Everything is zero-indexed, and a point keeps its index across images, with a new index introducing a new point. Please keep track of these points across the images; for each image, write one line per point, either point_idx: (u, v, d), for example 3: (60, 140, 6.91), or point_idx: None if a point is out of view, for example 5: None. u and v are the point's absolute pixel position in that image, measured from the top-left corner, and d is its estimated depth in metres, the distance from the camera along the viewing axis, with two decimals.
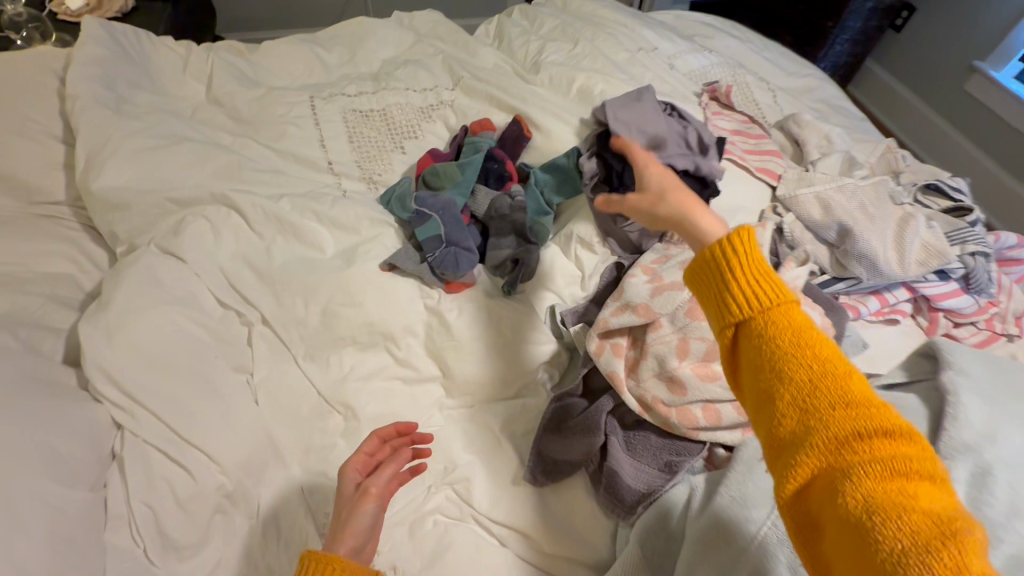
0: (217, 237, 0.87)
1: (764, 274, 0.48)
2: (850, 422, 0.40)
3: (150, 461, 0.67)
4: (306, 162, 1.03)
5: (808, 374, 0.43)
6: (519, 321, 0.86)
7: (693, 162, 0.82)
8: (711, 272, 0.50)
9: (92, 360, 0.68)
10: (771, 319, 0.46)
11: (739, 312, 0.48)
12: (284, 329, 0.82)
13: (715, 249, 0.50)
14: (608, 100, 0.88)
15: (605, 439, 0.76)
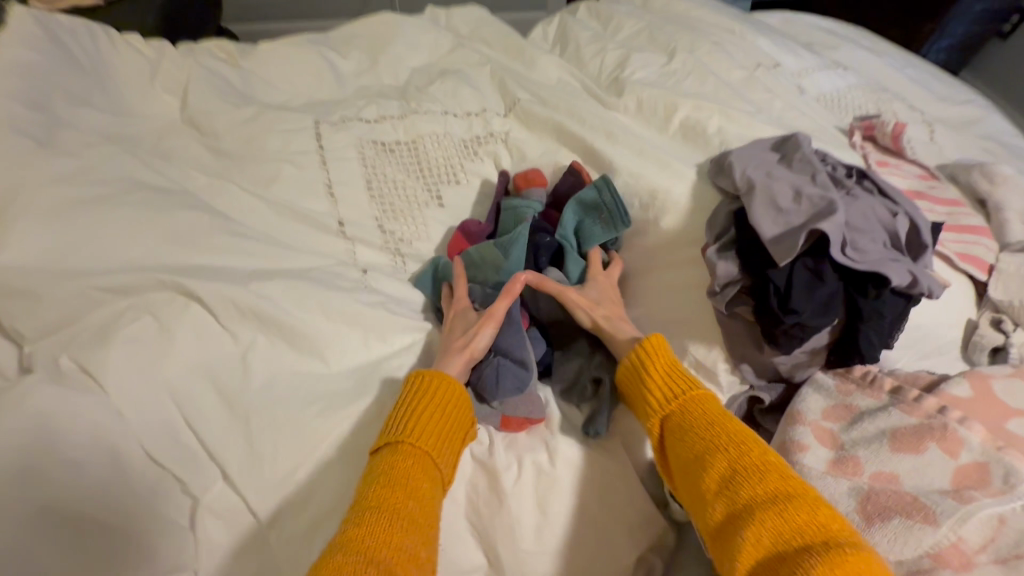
0: (163, 346, 0.58)
1: (670, 368, 0.56)
2: (760, 495, 0.44)
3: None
4: (304, 220, 0.74)
5: (724, 458, 0.47)
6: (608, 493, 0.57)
7: (907, 272, 0.51)
8: (634, 376, 0.58)
9: None
10: (683, 409, 0.53)
11: (658, 409, 0.54)
12: (253, 500, 0.54)
13: (630, 357, 0.58)
14: (751, 165, 0.59)
15: None
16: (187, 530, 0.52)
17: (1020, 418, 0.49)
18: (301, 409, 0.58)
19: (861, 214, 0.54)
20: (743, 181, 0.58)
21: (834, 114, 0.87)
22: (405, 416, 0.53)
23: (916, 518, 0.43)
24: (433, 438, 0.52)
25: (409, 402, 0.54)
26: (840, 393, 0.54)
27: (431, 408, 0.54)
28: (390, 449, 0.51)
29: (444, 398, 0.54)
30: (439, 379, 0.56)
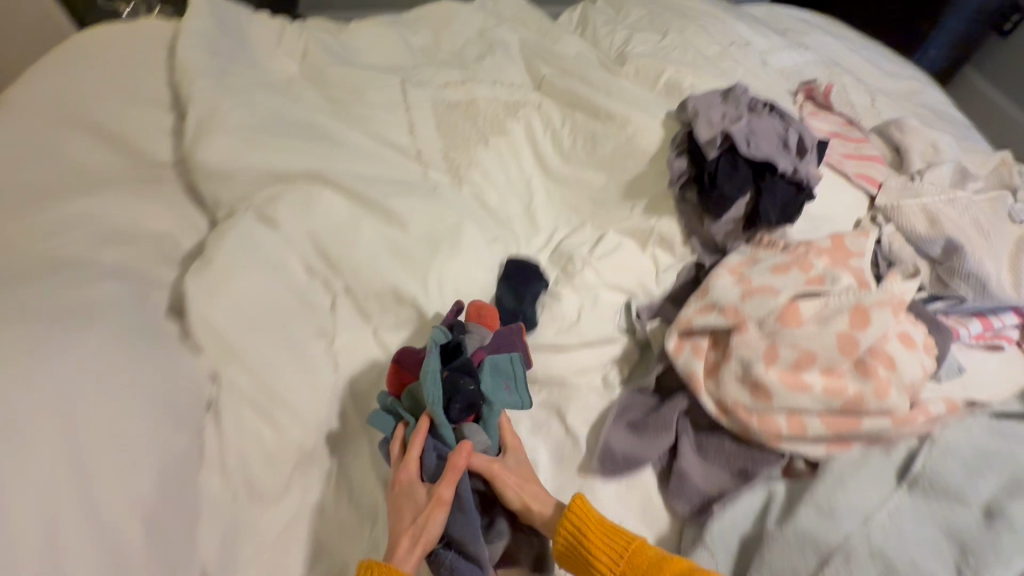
0: (308, 209, 0.89)
1: (602, 526, 0.66)
2: None
3: (244, 413, 0.70)
4: (390, 144, 1.06)
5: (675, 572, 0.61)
6: (594, 314, 0.86)
7: (791, 164, 0.78)
8: (574, 561, 0.67)
9: (196, 315, 0.71)
10: (630, 561, 0.63)
11: (608, 563, 0.64)
12: (365, 299, 0.84)
13: (563, 528, 0.66)
14: (700, 97, 0.86)
15: (675, 439, 0.76)
16: (326, 314, 0.84)
17: (857, 258, 0.76)
18: (391, 251, 0.88)
19: (767, 129, 0.82)
20: (693, 107, 0.86)
21: (787, 82, 1.14)
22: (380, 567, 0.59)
23: (767, 294, 0.73)
24: None
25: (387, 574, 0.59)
26: (750, 249, 0.83)
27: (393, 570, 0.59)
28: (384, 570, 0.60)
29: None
30: (394, 572, 0.59)
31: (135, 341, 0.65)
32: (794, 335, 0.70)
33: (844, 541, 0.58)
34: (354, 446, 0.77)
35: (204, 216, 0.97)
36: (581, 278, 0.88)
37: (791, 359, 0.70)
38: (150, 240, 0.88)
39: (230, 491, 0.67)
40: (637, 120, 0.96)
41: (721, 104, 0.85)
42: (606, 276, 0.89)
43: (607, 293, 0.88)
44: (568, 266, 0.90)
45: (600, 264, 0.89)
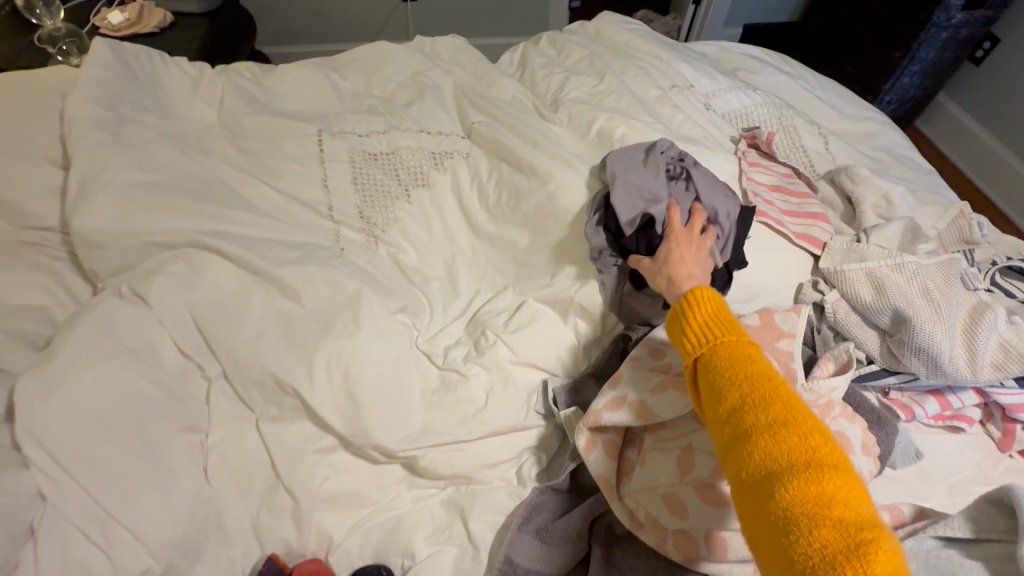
0: (189, 282, 0.80)
1: (712, 314, 0.57)
2: (761, 416, 0.46)
3: (72, 537, 0.60)
4: (300, 202, 0.98)
5: (763, 429, 0.45)
6: (506, 398, 0.76)
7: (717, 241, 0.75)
8: (679, 320, 0.59)
9: (24, 422, 0.62)
10: (717, 353, 0.53)
11: (692, 350, 0.55)
12: (244, 387, 0.75)
13: (682, 302, 0.60)
14: (614, 163, 0.80)
15: (588, 549, 0.69)
16: (201, 403, 0.75)
17: (788, 339, 0.68)
18: (278, 328, 0.78)
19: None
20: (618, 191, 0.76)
21: (731, 128, 1.07)
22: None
23: (679, 389, 0.65)
24: None
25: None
26: None
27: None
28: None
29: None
30: None
31: None
32: (709, 438, 0.61)
33: None
34: (218, 562, 0.68)
35: (89, 288, 0.90)
36: (492, 354, 0.79)
37: (709, 466, 0.59)
38: (13, 320, 0.80)
39: None
40: (559, 176, 0.89)
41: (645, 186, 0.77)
42: (521, 352, 0.79)
43: (520, 371, 0.79)
44: (481, 340, 0.82)
45: (514, 339, 0.79)
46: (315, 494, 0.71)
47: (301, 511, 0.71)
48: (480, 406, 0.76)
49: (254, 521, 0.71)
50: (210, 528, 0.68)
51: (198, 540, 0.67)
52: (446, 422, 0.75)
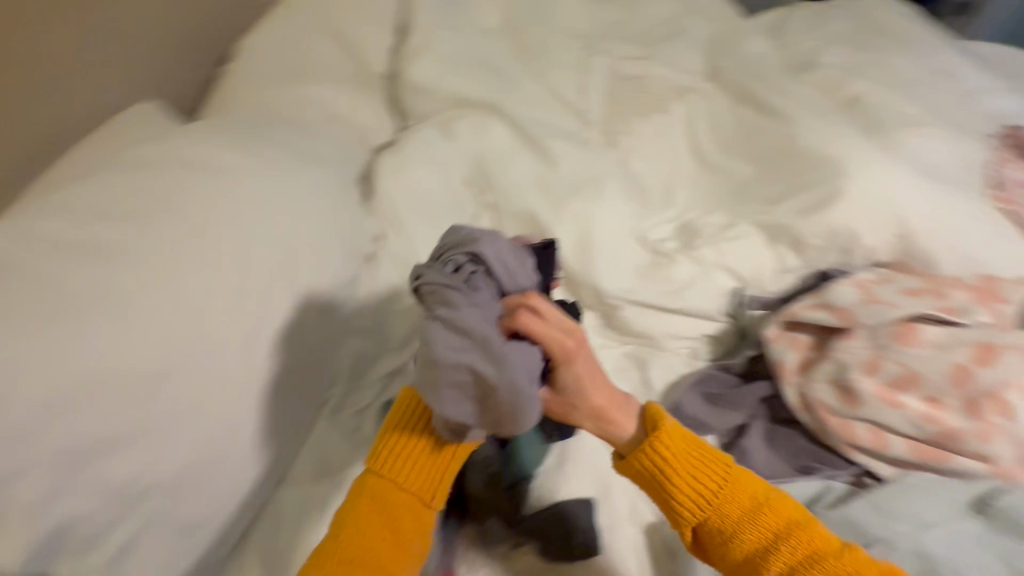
0: (480, 132, 1.03)
1: (693, 467, 0.59)
2: (790, 543, 0.56)
3: (397, 269, 0.87)
4: (559, 98, 1.16)
5: (787, 549, 0.56)
6: (704, 288, 0.90)
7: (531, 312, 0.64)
8: (648, 479, 0.60)
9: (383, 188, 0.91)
10: (720, 511, 0.58)
11: (694, 515, 0.59)
12: (503, 217, 0.98)
13: (638, 464, 0.60)
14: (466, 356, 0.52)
15: (745, 422, 0.80)
16: (469, 220, 0.99)
17: (1004, 303, 0.73)
18: (537, 182, 0.99)
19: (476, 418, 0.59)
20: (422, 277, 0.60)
21: (992, 123, 1.05)
22: (392, 442, 0.63)
23: (885, 305, 0.73)
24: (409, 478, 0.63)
25: (397, 420, 0.64)
26: (886, 271, 0.82)
27: (418, 428, 0.63)
28: (379, 476, 0.62)
29: (441, 421, 0.63)
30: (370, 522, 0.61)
31: (334, 186, 0.82)
32: (906, 351, 0.69)
33: None
34: None
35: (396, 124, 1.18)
36: (701, 252, 0.93)
37: (894, 374, 0.69)
38: (352, 129, 1.08)
39: (367, 324, 0.83)
40: (803, 123, 0.98)
41: (440, 279, 0.56)
42: (727, 257, 0.92)
43: (720, 273, 0.92)
44: (692, 240, 0.96)
45: (724, 245, 0.93)
46: None
47: None
48: (681, 287, 0.90)
49: None
50: None
51: None
52: (650, 290, 0.90)
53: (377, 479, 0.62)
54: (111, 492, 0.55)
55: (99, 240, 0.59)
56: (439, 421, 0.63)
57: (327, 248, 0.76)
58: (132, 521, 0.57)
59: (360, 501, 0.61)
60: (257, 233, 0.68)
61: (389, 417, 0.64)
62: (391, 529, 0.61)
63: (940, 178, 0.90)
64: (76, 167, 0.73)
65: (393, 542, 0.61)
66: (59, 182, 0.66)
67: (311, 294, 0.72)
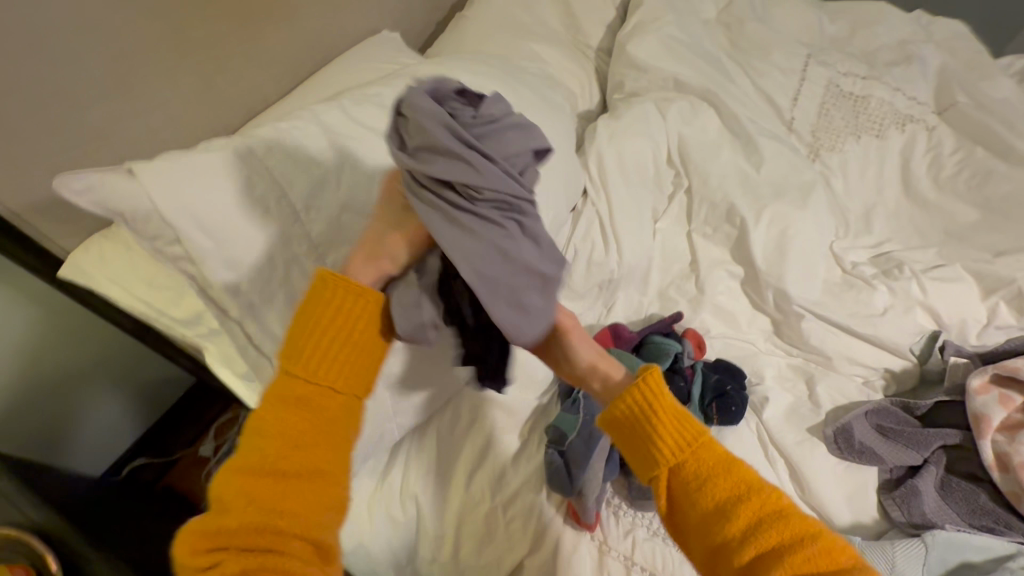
0: (691, 117, 1.05)
1: (678, 410, 0.49)
2: (761, 512, 0.44)
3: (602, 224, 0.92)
4: (769, 102, 1.11)
5: (746, 509, 0.45)
6: (900, 322, 0.87)
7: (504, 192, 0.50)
8: (627, 420, 0.51)
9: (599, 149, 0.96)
10: (697, 459, 0.48)
11: (666, 458, 0.48)
12: (698, 204, 1.00)
13: (626, 398, 0.50)
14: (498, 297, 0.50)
15: (921, 464, 0.76)
16: (663, 198, 1.02)
17: None
18: (740, 177, 0.99)
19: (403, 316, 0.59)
20: (420, 152, 0.49)
21: None
22: (308, 335, 0.50)
23: None
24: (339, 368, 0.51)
25: (307, 309, 0.51)
26: None
27: (344, 317, 0.51)
28: (299, 375, 0.49)
29: (366, 304, 0.52)
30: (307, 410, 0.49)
31: (564, 138, 0.88)
32: None
33: None
34: (635, 299, 0.94)
35: (598, 94, 1.22)
36: (904, 284, 0.90)
37: None
38: (564, 90, 1.13)
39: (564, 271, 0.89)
40: None
41: (506, 180, 0.50)
42: (931, 296, 0.88)
43: (921, 312, 0.88)
44: (894, 271, 0.92)
45: (929, 283, 0.89)
46: (711, 297, 0.94)
47: (699, 302, 0.93)
48: (875, 313, 0.88)
49: (662, 290, 0.97)
50: (641, 274, 0.95)
51: (636, 276, 0.94)
52: (838, 308, 0.89)
53: (296, 381, 0.49)
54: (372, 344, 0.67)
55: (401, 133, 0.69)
56: (360, 301, 0.52)
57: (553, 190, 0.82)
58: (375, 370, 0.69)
59: (277, 406, 0.48)
60: None
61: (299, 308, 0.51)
62: (318, 435, 0.48)
63: None
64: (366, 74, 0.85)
65: (329, 442, 0.49)
66: (360, 85, 0.79)
67: None
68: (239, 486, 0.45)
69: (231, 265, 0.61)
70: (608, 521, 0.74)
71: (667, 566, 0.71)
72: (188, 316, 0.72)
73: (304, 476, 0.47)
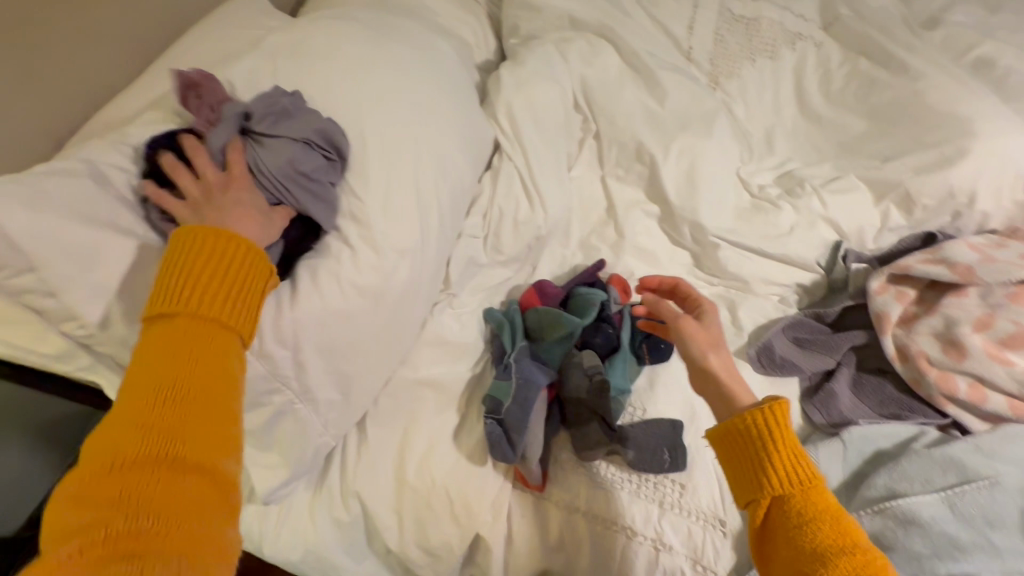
0: (590, 58, 1.01)
1: (798, 450, 0.51)
2: (857, 558, 0.46)
3: (514, 181, 0.88)
4: (666, 31, 1.09)
5: (844, 557, 0.46)
6: (807, 238, 0.90)
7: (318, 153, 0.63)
8: (741, 446, 0.53)
9: (501, 99, 0.90)
10: (804, 497, 0.50)
11: (774, 488, 0.51)
12: (608, 147, 0.97)
13: (749, 418, 0.53)
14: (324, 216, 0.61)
15: (836, 367, 0.81)
16: (573, 146, 0.99)
17: None
18: (645, 115, 0.97)
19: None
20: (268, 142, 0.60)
21: None
22: (190, 285, 0.44)
23: (1013, 266, 0.73)
24: (215, 300, 0.44)
25: (176, 247, 0.46)
26: (998, 238, 0.81)
27: (211, 256, 0.46)
28: (173, 318, 0.43)
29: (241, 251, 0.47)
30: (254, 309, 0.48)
31: (459, 91, 0.82)
32: (1018, 312, 0.71)
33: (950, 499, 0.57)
34: (559, 252, 0.92)
35: (495, 42, 1.15)
36: (806, 201, 0.93)
37: (1007, 332, 0.71)
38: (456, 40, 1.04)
39: (480, 236, 0.85)
40: (932, 79, 0.95)
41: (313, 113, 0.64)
42: (831, 208, 0.92)
43: (823, 225, 0.92)
44: (796, 189, 0.95)
45: (829, 196, 0.92)
46: (632, 240, 0.93)
47: (620, 246, 0.93)
48: (783, 233, 0.91)
49: (584, 240, 0.95)
50: (561, 227, 0.93)
51: (556, 229, 0.91)
52: (750, 233, 0.91)
53: (171, 326, 0.43)
54: (276, 361, 0.59)
55: (266, 116, 0.61)
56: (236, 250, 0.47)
57: (453, 151, 0.76)
58: (290, 389, 0.61)
59: (155, 353, 0.42)
60: (394, 128, 0.70)
61: (166, 252, 0.46)
62: (198, 388, 0.41)
63: None
64: (218, 43, 0.73)
65: (214, 396, 0.42)
66: (216, 61, 0.69)
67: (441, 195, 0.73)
68: (110, 442, 0.38)
69: (102, 292, 0.53)
70: (556, 475, 0.75)
71: (614, 511, 0.71)
72: (59, 350, 0.60)
73: (177, 435, 0.39)
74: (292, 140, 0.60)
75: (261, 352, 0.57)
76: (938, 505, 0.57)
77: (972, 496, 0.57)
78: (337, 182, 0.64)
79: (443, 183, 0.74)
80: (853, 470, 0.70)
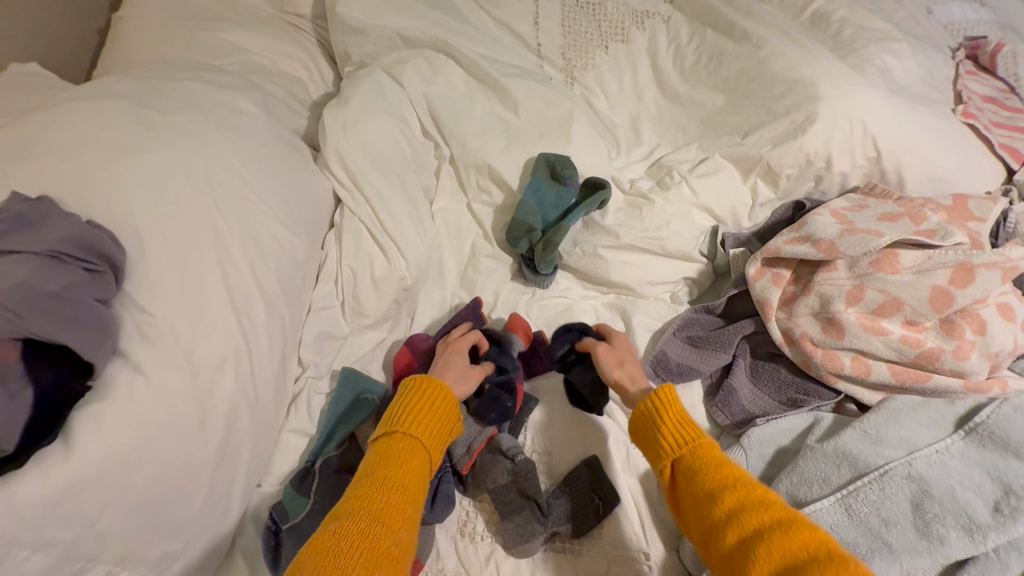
0: (431, 78, 0.93)
1: (682, 416, 0.56)
2: (740, 496, 0.48)
3: (361, 234, 0.79)
4: (510, 33, 1.01)
5: (733, 494, 0.49)
6: (684, 229, 0.85)
7: (77, 265, 0.51)
8: (646, 426, 0.58)
9: (333, 146, 0.80)
10: (695, 454, 0.53)
11: (669, 452, 0.55)
12: (465, 173, 0.90)
13: (643, 407, 0.58)
14: (84, 348, 0.49)
15: (732, 359, 0.78)
16: (431, 178, 0.91)
17: (979, 222, 0.73)
18: (498, 130, 0.91)
19: None
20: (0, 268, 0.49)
21: (949, 37, 1.03)
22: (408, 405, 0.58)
23: (870, 233, 0.71)
24: (428, 431, 0.57)
25: (408, 398, 0.59)
26: (860, 199, 0.81)
27: (429, 408, 0.58)
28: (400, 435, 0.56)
29: (445, 395, 0.60)
30: (431, 383, 0.60)
31: (272, 154, 0.71)
32: (885, 280, 0.70)
33: (846, 502, 0.55)
34: (436, 296, 0.85)
35: (332, 71, 1.03)
36: (677, 190, 0.89)
37: (877, 302, 0.69)
38: (282, 82, 0.93)
39: (340, 301, 0.77)
40: (775, 43, 0.91)
41: (71, 219, 0.52)
42: (702, 195, 0.88)
43: (698, 213, 0.89)
44: (666, 179, 0.91)
45: (698, 183, 0.89)
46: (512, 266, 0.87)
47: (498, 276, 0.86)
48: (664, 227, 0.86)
49: (462, 275, 0.87)
50: (435, 269, 0.86)
51: (428, 273, 0.84)
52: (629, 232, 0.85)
53: (393, 439, 0.56)
54: (67, 543, 0.47)
55: None
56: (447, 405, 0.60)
57: (273, 226, 0.66)
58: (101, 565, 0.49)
59: (381, 455, 0.54)
60: (177, 218, 0.58)
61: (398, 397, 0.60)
62: (401, 462, 0.54)
63: (911, 97, 0.88)
64: None
65: (401, 479, 0.52)
66: None
67: (264, 281, 0.63)
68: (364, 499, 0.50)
69: None
70: (466, 550, 0.68)
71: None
72: None
73: (394, 491, 0.51)
74: (32, 255, 0.50)
75: (39, 543, 0.45)
76: (836, 511, 0.55)
77: (866, 491, 0.55)
78: (109, 297, 0.52)
79: (266, 267, 0.64)
80: (759, 475, 0.67)
